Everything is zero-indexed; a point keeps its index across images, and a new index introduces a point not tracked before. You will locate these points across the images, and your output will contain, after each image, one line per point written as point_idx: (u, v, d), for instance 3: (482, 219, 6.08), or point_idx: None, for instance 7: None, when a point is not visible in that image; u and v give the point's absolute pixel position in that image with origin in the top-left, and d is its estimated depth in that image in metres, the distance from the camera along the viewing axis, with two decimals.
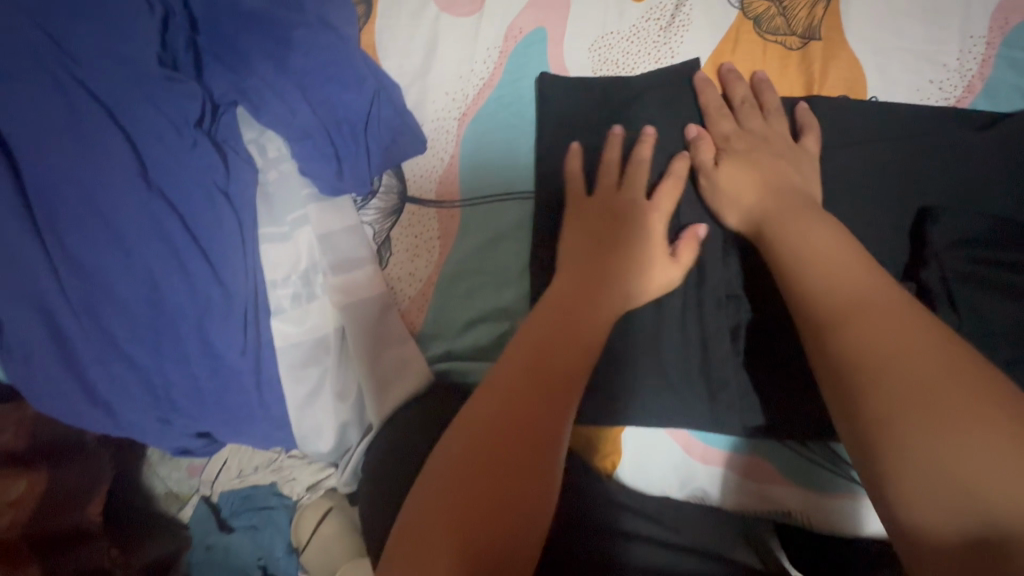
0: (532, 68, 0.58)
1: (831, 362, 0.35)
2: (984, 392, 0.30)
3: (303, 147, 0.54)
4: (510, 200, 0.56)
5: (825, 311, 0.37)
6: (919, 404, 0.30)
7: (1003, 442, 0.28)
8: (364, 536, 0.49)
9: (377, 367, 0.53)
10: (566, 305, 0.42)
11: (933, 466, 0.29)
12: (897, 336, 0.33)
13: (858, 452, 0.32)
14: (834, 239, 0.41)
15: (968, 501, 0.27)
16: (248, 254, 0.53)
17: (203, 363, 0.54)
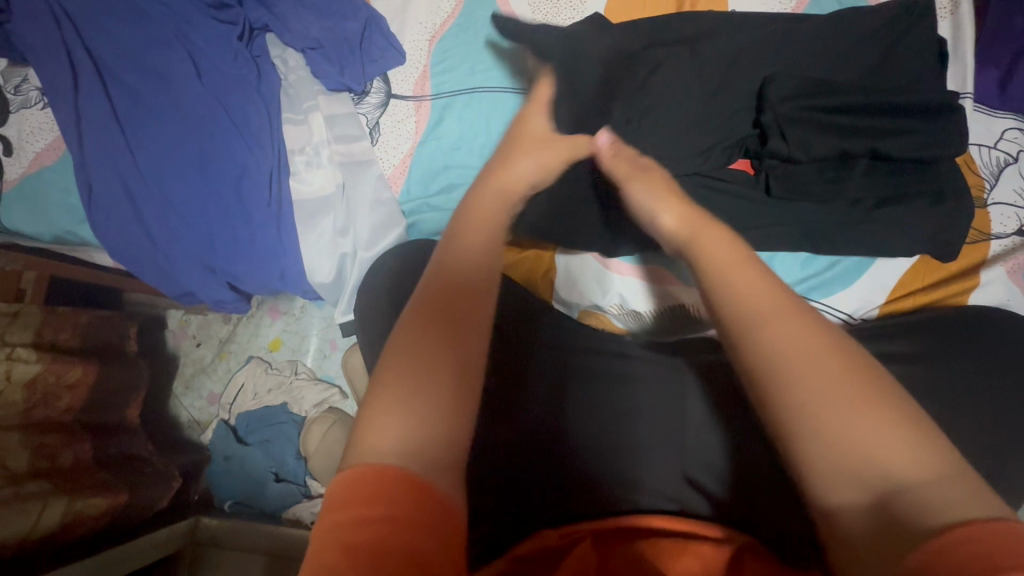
0: (484, 2, 0.78)
1: (752, 362, 0.32)
2: (867, 374, 0.30)
3: (314, 57, 0.73)
4: (469, 93, 0.74)
5: (729, 314, 0.34)
6: (815, 412, 0.29)
7: (887, 423, 0.28)
8: (362, 325, 0.66)
9: (369, 212, 0.71)
10: (433, 295, 0.37)
11: (839, 445, 0.29)
12: (787, 336, 0.32)
13: (774, 437, 0.32)
14: (724, 240, 0.38)
15: (869, 472, 0.28)
16: (275, 132, 0.72)
17: (238, 217, 0.72)
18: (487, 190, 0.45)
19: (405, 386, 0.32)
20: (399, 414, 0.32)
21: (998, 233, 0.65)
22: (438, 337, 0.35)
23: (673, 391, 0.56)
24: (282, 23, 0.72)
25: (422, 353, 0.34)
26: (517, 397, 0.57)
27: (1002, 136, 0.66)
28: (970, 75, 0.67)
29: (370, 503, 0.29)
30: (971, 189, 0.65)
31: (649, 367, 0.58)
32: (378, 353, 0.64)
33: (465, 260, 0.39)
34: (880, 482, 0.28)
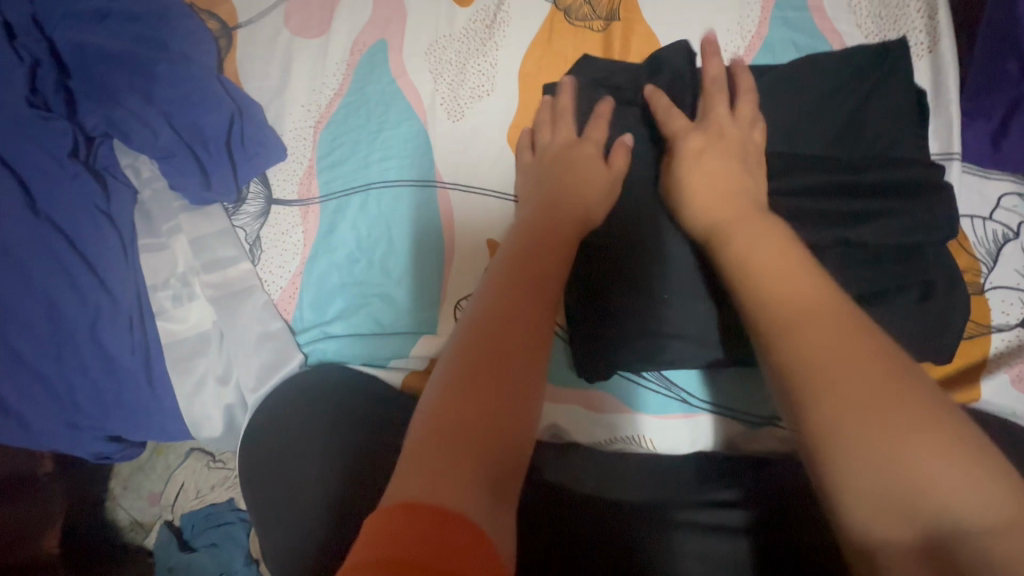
0: (375, 75, 0.65)
1: (778, 358, 0.33)
2: (924, 391, 0.29)
3: (169, 164, 0.61)
4: (364, 191, 0.62)
5: (776, 312, 0.34)
6: (858, 417, 0.29)
7: (944, 443, 0.27)
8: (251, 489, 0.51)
9: (257, 352, 0.60)
10: (521, 278, 0.40)
11: (882, 473, 0.27)
12: (837, 344, 0.31)
13: (805, 451, 0.31)
14: (770, 232, 0.40)
15: (919, 511, 0.26)
16: (131, 263, 0.60)
17: (99, 368, 0.60)
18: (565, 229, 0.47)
19: (438, 395, 0.33)
20: (457, 405, 0.32)
21: (999, 325, 0.54)
22: (488, 346, 0.35)
23: (727, 553, 0.46)
24: (125, 123, 0.60)
25: (477, 358, 0.35)
26: (555, 495, 0.51)
27: (998, 204, 0.55)
28: (956, 135, 0.55)
29: (410, 516, 0.27)
30: (963, 274, 0.54)
31: (702, 513, 0.49)
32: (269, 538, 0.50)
33: (528, 255, 0.42)
34: (930, 522, 0.26)
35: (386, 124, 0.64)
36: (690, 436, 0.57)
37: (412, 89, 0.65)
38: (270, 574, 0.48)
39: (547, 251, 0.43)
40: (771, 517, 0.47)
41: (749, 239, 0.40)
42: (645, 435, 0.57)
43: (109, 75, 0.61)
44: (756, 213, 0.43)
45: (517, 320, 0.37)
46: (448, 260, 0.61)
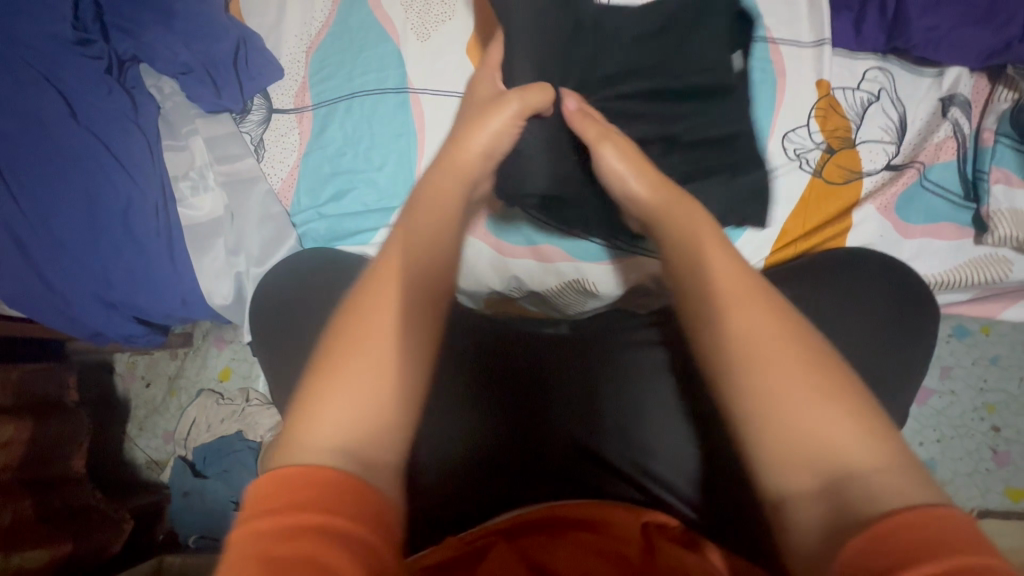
0: (356, 8, 0.78)
1: (708, 341, 0.42)
2: (827, 370, 0.38)
3: (186, 80, 0.73)
4: (349, 99, 0.75)
5: (719, 293, 0.43)
6: (779, 387, 0.37)
7: (840, 406, 0.36)
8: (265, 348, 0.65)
9: (262, 228, 0.72)
10: (424, 267, 0.44)
11: (796, 432, 0.36)
12: (761, 322, 0.40)
13: (738, 425, 0.39)
14: (700, 220, 0.48)
15: (822, 459, 0.35)
16: (156, 160, 0.71)
17: (130, 248, 0.71)
18: (437, 195, 0.49)
19: (359, 378, 0.37)
20: (363, 379, 0.37)
21: (868, 170, 0.66)
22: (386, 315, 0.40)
23: (650, 362, 0.58)
24: (149, 50, 0.73)
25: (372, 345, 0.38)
26: (506, 392, 0.58)
27: (863, 77, 0.68)
28: (827, 22, 0.69)
29: (310, 476, 0.31)
30: (834, 131, 0.66)
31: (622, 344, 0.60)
32: (281, 373, 0.64)
33: (422, 228, 0.47)
34: (830, 466, 0.34)
35: (365, 46, 0.77)
36: (623, 277, 0.70)
37: (387, 19, 0.78)
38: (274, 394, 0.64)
39: (450, 235, 0.48)
40: (679, 335, 0.58)
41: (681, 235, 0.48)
42: (588, 279, 0.70)
43: (136, 14, 0.73)
44: (678, 207, 0.50)
45: (413, 296, 0.42)
46: (420, 148, 0.73)
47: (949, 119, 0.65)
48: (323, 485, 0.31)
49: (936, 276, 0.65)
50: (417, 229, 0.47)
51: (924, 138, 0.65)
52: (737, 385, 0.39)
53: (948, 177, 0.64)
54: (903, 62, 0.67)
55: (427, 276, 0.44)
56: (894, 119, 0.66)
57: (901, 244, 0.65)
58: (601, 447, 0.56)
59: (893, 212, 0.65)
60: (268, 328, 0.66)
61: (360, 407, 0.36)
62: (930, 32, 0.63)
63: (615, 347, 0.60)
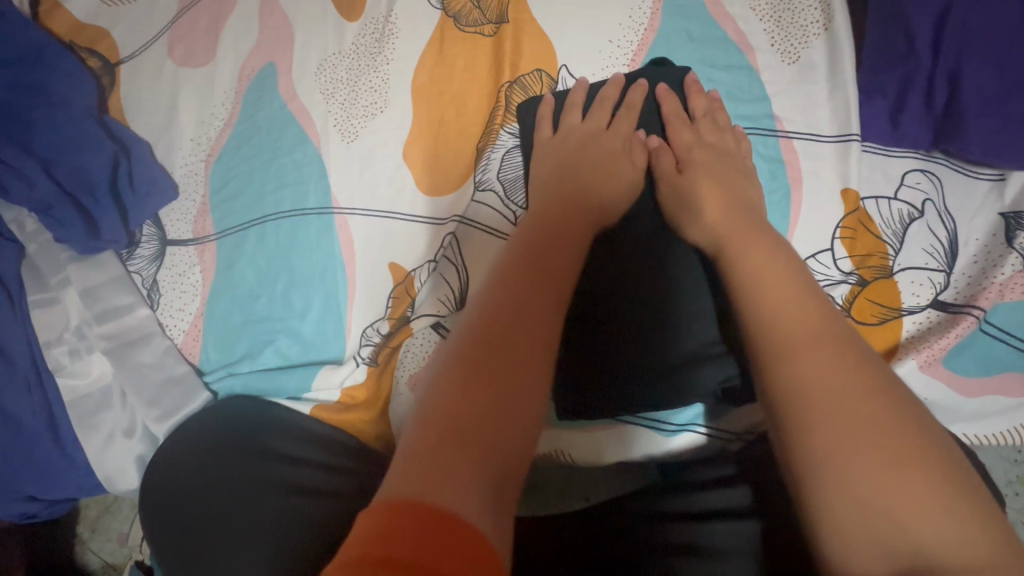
0: (265, 99, 0.63)
1: (779, 384, 0.37)
2: (914, 433, 0.33)
3: (49, 216, 0.58)
4: (260, 224, 0.60)
5: (785, 339, 0.38)
6: (869, 452, 0.33)
7: (934, 486, 0.31)
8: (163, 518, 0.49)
9: (162, 396, 0.58)
10: (497, 301, 0.38)
11: (865, 501, 0.32)
12: (842, 377, 0.35)
13: (814, 483, 0.34)
14: (767, 242, 0.44)
15: (895, 537, 0.31)
16: (23, 322, 0.57)
17: (2, 433, 0.58)
18: (531, 222, 0.46)
19: (434, 434, 0.32)
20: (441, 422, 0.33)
21: (909, 308, 0.52)
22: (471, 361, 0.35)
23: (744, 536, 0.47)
24: (2, 175, 0.58)
25: (457, 375, 0.34)
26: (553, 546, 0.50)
27: (901, 182, 0.53)
28: (855, 111, 0.54)
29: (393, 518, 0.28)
30: (864, 259, 0.53)
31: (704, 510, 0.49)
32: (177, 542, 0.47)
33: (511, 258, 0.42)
34: (905, 551, 0.31)
35: (278, 151, 0.62)
36: (610, 446, 0.56)
37: (304, 114, 0.62)
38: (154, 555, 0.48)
39: (524, 260, 0.41)
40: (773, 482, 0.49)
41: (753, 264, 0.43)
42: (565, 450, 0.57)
43: None
44: (750, 235, 0.45)
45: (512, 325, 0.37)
46: (351, 287, 0.58)
47: (1017, 249, 0.50)
48: (417, 523, 0.27)
49: (978, 436, 0.54)
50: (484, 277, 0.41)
51: (983, 271, 0.51)
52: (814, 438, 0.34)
53: (1018, 322, 0.50)
54: (954, 161, 0.53)
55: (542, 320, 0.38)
56: (942, 240, 0.52)
57: (961, 404, 0.52)
58: None
59: (941, 365, 0.51)
60: (156, 495, 0.51)
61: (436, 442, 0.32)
62: (993, 135, 0.49)
63: (676, 509, 0.50)
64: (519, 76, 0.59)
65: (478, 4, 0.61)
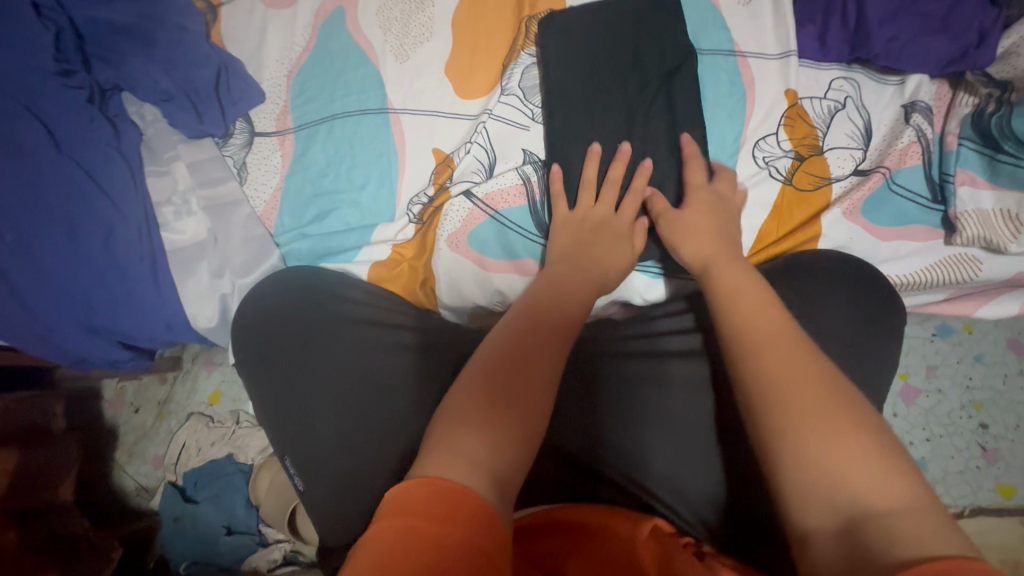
0: (335, 32, 0.80)
1: (745, 382, 0.48)
2: (854, 416, 0.42)
3: (168, 107, 0.75)
4: (330, 121, 0.76)
5: (751, 343, 0.50)
6: (813, 432, 0.42)
7: (867, 453, 0.40)
8: (265, 373, 0.65)
9: (246, 251, 0.72)
10: (518, 347, 0.51)
11: (810, 463, 0.41)
12: (794, 373, 0.46)
13: (771, 460, 0.44)
14: (747, 279, 0.57)
15: (840, 497, 0.39)
16: (139, 186, 0.72)
17: (114, 275, 0.71)
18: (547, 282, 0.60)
19: (461, 430, 0.44)
20: (471, 428, 0.44)
21: (837, 175, 0.67)
22: (500, 384, 0.48)
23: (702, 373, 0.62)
24: (132, 78, 0.75)
25: (491, 398, 0.47)
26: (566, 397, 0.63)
27: (829, 86, 0.70)
28: (792, 34, 0.71)
29: (428, 486, 0.38)
30: (801, 140, 0.68)
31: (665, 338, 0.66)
32: (279, 388, 0.63)
33: (538, 314, 0.55)
34: (847, 505, 0.39)
35: (345, 70, 0.78)
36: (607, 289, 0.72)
37: (365, 43, 0.79)
38: (265, 416, 0.64)
39: (545, 318, 0.55)
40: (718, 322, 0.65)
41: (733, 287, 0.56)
42: None
43: (119, 43, 0.75)
44: (734, 274, 0.58)
45: (533, 366, 0.50)
46: (401, 167, 0.74)
47: (912, 125, 0.67)
48: (442, 493, 0.37)
49: (901, 277, 0.68)
50: (510, 323, 0.54)
51: (889, 144, 0.67)
52: (769, 419, 0.45)
53: (916, 180, 0.66)
54: (868, 70, 0.70)
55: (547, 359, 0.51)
56: (860, 125, 0.68)
57: (876, 247, 0.67)
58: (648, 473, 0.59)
59: (859, 216, 0.67)
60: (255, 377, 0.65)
61: (474, 437, 0.43)
62: (891, 42, 0.65)
63: (655, 351, 0.65)
64: (536, 12, 0.76)
65: None
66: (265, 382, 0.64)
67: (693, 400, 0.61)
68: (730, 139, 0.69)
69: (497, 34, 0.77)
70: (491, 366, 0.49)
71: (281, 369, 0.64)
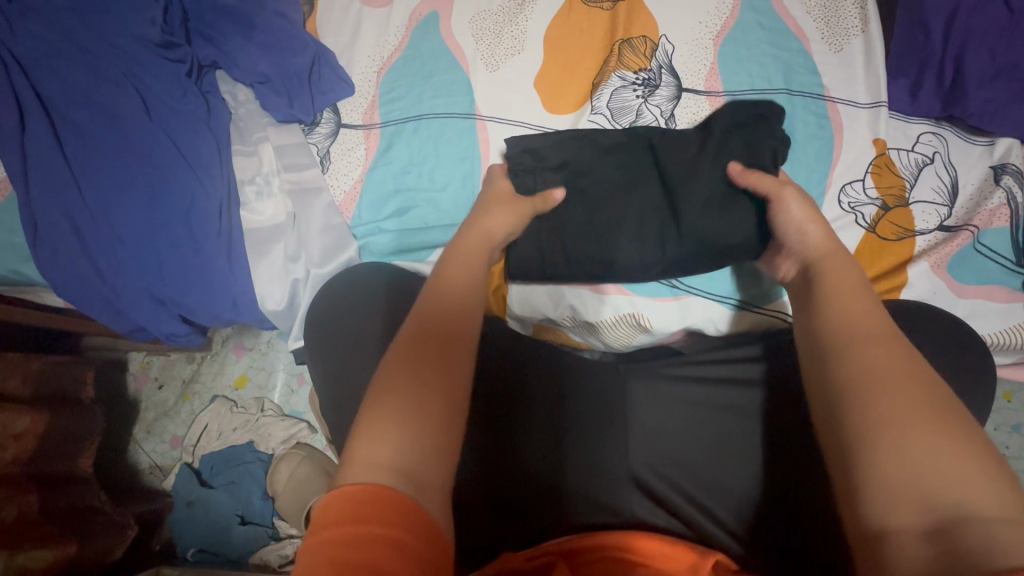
0: (429, 34, 0.81)
1: (828, 374, 0.43)
2: (955, 419, 0.37)
3: (262, 89, 0.76)
4: (416, 120, 0.76)
5: (838, 338, 0.45)
6: (908, 424, 0.37)
7: (964, 457, 0.35)
8: (326, 367, 0.66)
9: (323, 239, 0.73)
10: (432, 311, 0.49)
11: (899, 459, 0.36)
12: (891, 365, 0.41)
13: (845, 451, 0.39)
14: (849, 272, 0.49)
15: (935, 497, 0.34)
16: (224, 164, 0.73)
17: (188, 248, 0.72)
18: (470, 235, 0.57)
19: (388, 406, 0.42)
20: (394, 421, 0.41)
21: (921, 229, 0.68)
22: (416, 353, 0.46)
23: (744, 400, 0.60)
24: (230, 58, 0.76)
25: (418, 362, 0.45)
26: (593, 413, 0.63)
27: (917, 140, 0.70)
28: (883, 86, 0.72)
29: (344, 497, 0.37)
30: (887, 189, 0.69)
31: (702, 363, 0.65)
32: (339, 383, 0.64)
33: (456, 276, 0.53)
34: (943, 506, 0.34)
35: (435, 72, 0.79)
36: (679, 315, 0.70)
37: (457, 48, 0.80)
38: (326, 412, 0.65)
39: (460, 277, 0.53)
40: (782, 351, 0.61)
41: (832, 283, 0.49)
42: (642, 314, 0.70)
43: (220, 22, 0.77)
44: (830, 261, 0.51)
45: (451, 322, 0.49)
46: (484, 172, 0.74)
47: (1002, 186, 0.67)
48: (372, 501, 0.36)
49: (988, 336, 0.68)
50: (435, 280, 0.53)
51: (977, 203, 0.68)
52: (848, 410, 0.40)
53: (999, 242, 0.67)
54: (957, 128, 0.70)
55: (460, 313, 0.50)
56: (946, 182, 0.69)
57: (956, 303, 0.67)
58: (675, 496, 0.58)
59: (945, 270, 0.67)
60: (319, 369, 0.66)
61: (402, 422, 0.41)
62: (986, 104, 0.67)
63: (696, 377, 0.64)
64: (630, 37, 0.77)
65: None
66: (328, 377, 0.65)
67: (724, 423, 0.60)
68: (816, 180, 0.70)
69: (592, 56, 0.78)
70: (417, 336, 0.47)
71: (341, 366, 0.65)
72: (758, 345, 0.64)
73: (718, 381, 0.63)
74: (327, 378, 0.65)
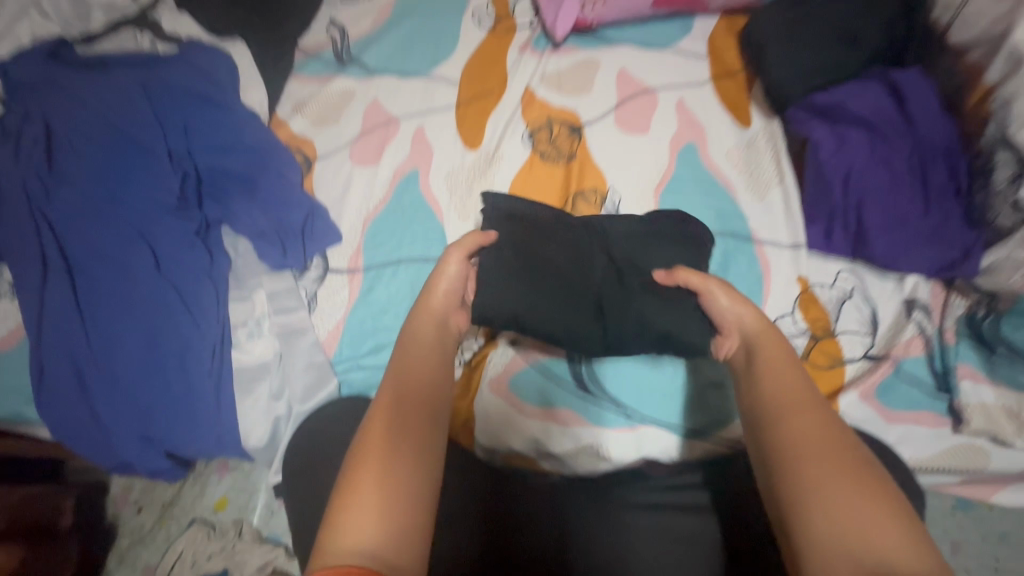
0: (410, 188, 0.93)
1: (766, 441, 0.50)
2: (866, 473, 0.45)
3: (260, 242, 0.87)
4: (395, 265, 0.86)
5: (766, 406, 0.52)
6: (831, 481, 0.44)
7: (878, 507, 0.42)
8: (298, 509, 0.67)
9: (305, 377, 0.80)
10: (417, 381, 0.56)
11: (831, 518, 0.43)
12: (814, 430, 0.48)
13: (790, 511, 0.45)
14: (776, 344, 0.58)
15: (860, 547, 0.41)
16: (221, 310, 0.81)
17: (179, 387, 0.78)
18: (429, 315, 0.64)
19: (378, 476, 0.47)
20: (379, 496, 0.45)
21: (848, 357, 0.75)
22: (412, 428, 0.51)
23: (698, 527, 0.64)
24: (233, 215, 0.87)
25: (408, 431, 0.51)
26: (561, 512, 0.66)
27: (836, 277, 0.80)
28: (801, 230, 0.83)
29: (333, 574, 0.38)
30: (813, 322, 0.77)
31: (674, 490, 0.68)
32: (305, 520, 0.66)
33: (425, 347, 0.60)
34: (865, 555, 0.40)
35: (414, 221, 0.90)
36: (636, 445, 0.75)
37: (434, 200, 0.92)
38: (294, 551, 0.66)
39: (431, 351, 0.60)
40: (729, 482, 0.67)
41: (765, 351, 0.57)
42: (602, 444, 0.75)
43: (228, 186, 0.89)
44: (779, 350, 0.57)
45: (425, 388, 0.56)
46: None
47: (913, 320, 0.76)
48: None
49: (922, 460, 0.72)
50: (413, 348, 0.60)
51: (894, 335, 0.76)
52: (787, 474, 0.46)
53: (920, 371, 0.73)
54: (870, 267, 0.80)
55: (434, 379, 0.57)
56: (866, 314, 0.77)
57: (888, 429, 0.72)
58: None
59: (875, 398, 0.73)
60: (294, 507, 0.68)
61: (388, 492, 0.46)
62: (890, 247, 0.77)
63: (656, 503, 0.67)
64: (582, 189, 0.90)
65: (556, 148, 0.94)
66: (300, 512, 0.67)
67: (695, 555, 0.62)
68: None
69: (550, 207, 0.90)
70: (403, 404, 0.53)
71: (315, 502, 0.67)
72: (700, 473, 0.69)
73: (690, 508, 0.66)
74: (299, 515, 0.66)
